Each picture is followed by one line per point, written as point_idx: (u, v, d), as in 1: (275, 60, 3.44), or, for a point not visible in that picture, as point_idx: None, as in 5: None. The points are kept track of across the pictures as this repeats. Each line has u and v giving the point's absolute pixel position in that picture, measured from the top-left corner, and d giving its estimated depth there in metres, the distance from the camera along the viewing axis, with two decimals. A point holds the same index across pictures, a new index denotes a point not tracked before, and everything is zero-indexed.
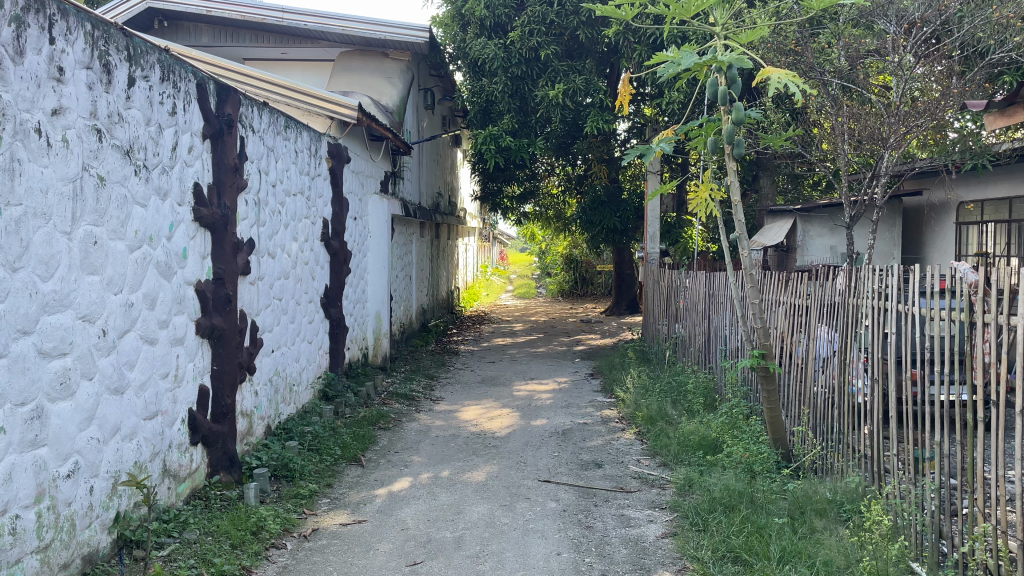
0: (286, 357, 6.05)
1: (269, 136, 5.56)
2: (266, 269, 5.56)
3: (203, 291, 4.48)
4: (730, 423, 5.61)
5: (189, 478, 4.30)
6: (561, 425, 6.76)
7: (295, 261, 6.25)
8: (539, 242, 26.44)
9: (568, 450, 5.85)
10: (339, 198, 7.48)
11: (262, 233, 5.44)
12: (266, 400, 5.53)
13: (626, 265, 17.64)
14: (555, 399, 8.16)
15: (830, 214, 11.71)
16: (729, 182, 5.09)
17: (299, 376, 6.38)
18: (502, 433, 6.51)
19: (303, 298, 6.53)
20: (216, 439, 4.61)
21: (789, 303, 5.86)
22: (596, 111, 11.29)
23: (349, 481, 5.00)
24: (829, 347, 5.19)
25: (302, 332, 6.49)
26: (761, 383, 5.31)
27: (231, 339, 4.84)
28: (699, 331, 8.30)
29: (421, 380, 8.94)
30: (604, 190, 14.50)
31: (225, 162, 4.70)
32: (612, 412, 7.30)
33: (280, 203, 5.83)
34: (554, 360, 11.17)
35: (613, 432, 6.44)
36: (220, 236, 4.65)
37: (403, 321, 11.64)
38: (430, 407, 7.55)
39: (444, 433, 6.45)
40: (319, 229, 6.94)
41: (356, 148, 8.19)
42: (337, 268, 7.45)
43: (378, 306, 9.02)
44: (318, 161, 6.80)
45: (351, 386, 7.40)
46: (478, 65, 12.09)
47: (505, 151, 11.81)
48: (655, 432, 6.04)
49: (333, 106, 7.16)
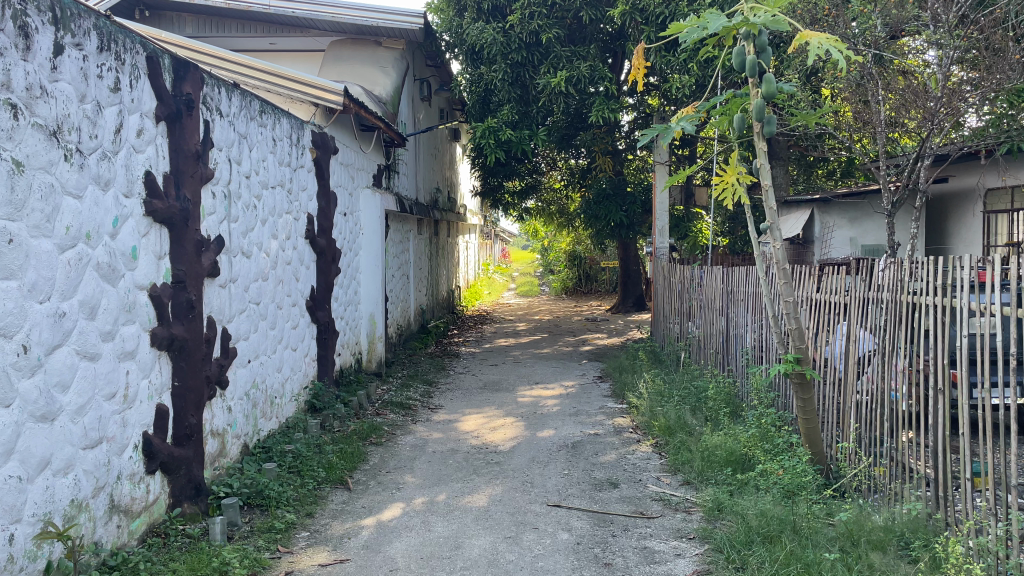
0: (266, 368, 5.47)
1: (241, 122, 4.97)
2: (240, 270, 4.98)
3: (160, 297, 3.89)
4: (762, 436, 5.03)
5: (144, 513, 3.73)
6: (570, 437, 6.17)
7: (275, 261, 5.66)
8: (541, 238, 25.86)
9: (579, 467, 5.26)
10: (326, 192, 6.89)
11: (234, 230, 4.85)
12: (241, 416, 4.95)
13: (632, 261, 16.98)
14: (563, 406, 7.56)
15: (850, 203, 11.14)
16: (758, 164, 4.48)
17: (282, 387, 5.80)
18: (506, 446, 5.91)
19: (286, 301, 5.95)
20: (178, 465, 4.02)
21: (826, 298, 5.24)
22: (601, 99, 10.59)
23: (332, 509, 4.42)
24: (875, 349, 4.57)
25: (285, 338, 5.91)
26: (795, 392, 4.72)
27: (197, 351, 4.26)
28: (717, 330, 7.69)
29: (418, 387, 8.35)
30: (608, 183, 13.89)
31: (185, 149, 4.11)
32: (625, 420, 6.72)
33: (255, 196, 5.24)
34: (560, 362, 10.58)
35: (627, 444, 5.86)
36: (180, 234, 4.06)
37: (401, 323, 11.06)
38: (427, 417, 6.97)
39: (442, 448, 5.85)
40: (303, 225, 6.35)
41: (344, 137, 7.58)
42: (325, 268, 6.86)
43: (371, 307, 8.45)
44: (300, 150, 6.21)
45: (341, 396, 6.81)
46: (477, 52, 11.52)
47: (505, 144, 11.22)
48: (676, 446, 5.45)
49: (315, 91, 6.52)
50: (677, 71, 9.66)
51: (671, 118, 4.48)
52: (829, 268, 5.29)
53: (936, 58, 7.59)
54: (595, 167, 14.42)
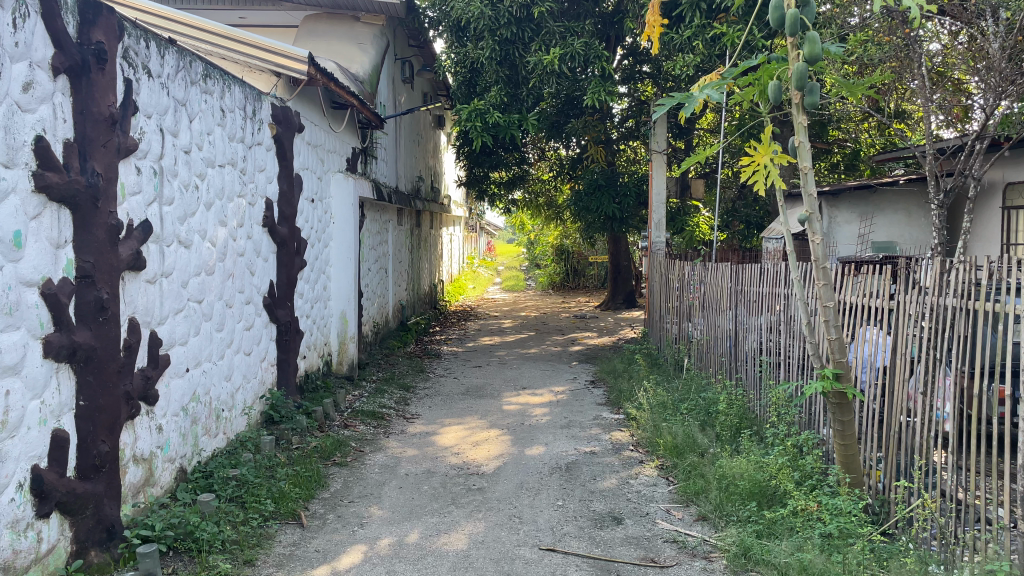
0: (211, 377, 4.68)
1: (177, 86, 4.17)
2: (175, 262, 4.18)
3: (57, 295, 3.08)
4: (790, 464, 4.30)
5: (35, 568, 2.94)
6: (562, 456, 5.40)
7: (224, 251, 4.86)
8: (528, 231, 25.06)
9: (575, 496, 4.50)
10: (289, 174, 6.09)
11: (167, 215, 4.05)
12: (175, 436, 4.16)
13: (623, 255, 16.21)
14: (553, 416, 6.79)
15: (860, 197, 10.44)
16: (797, 142, 3.71)
17: (232, 398, 5.01)
18: (490, 467, 5.14)
19: (237, 299, 5.15)
20: (82, 504, 3.23)
21: (863, 303, 4.51)
22: (596, 82, 9.75)
23: (278, 555, 3.65)
24: (930, 364, 3.86)
25: (236, 341, 5.12)
26: (832, 413, 4.01)
27: (111, 362, 3.47)
28: (724, 333, 6.95)
29: (393, 394, 7.57)
30: (600, 174, 12.99)
31: (95, 112, 3.30)
32: (623, 435, 5.99)
33: (197, 175, 4.44)
34: (548, 364, 9.83)
35: (629, 466, 5.11)
36: (87, 217, 3.26)
37: (377, 320, 10.27)
38: (401, 430, 6.20)
39: (417, 469, 5.07)
40: (260, 211, 5.55)
41: (311, 114, 6.74)
42: (287, 260, 6.06)
43: (343, 304, 7.66)
44: (257, 126, 5.41)
45: (304, 406, 6.02)
46: (462, 29, 10.79)
47: (492, 128, 10.41)
48: (687, 472, 4.72)
49: (276, 57, 5.68)
50: (679, 49, 8.75)
51: (692, 85, 3.73)
52: (867, 268, 4.57)
53: (993, 28, 7.48)
54: (586, 157, 13.58)
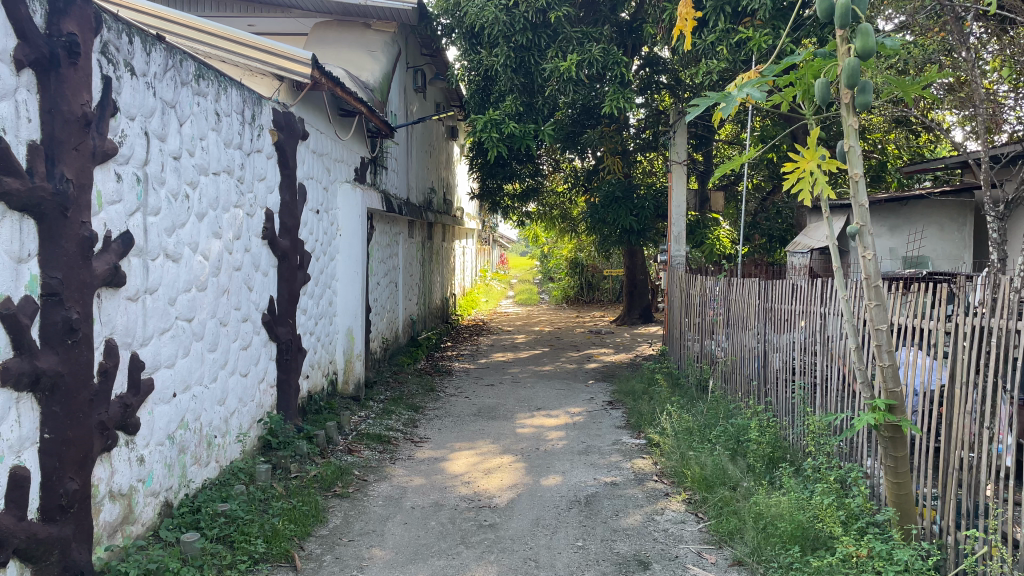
0: (202, 401, 4.33)
1: (166, 87, 3.85)
2: (161, 277, 3.83)
3: (17, 315, 2.73)
4: (835, 503, 3.90)
5: None
6: (581, 487, 5.01)
7: (218, 266, 4.51)
8: (542, 243, 24.69)
9: (596, 535, 4.12)
10: (291, 183, 5.75)
11: (152, 226, 3.71)
12: (158, 467, 3.81)
13: (639, 269, 15.82)
14: (570, 441, 6.40)
15: (890, 210, 9.95)
16: (847, 147, 3.34)
17: (226, 423, 4.66)
18: (502, 499, 4.76)
19: (233, 316, 4.80)
20: (44, 551, 2.87)
21: (915, 324, 4.10)
22: (615, 89, 9.34)
23: None
24: (994, 395, 3.45)
25: (231, 363, 4.76)
26: (884, 448, 3.63)
27: (81, 390, 3.12)
28: (752, 353, 6.54)
29: (402, 415, 7.21)
30: (617, 185, 12.61)
31: (66, 111, 2.97)
32: (645, 462, 5.60)
33: (188, 183, 4.11)
34: (564, 383, 9.43)
35: (653, 499, 4.71)
36: (54, 228, 2.92)
37: (386, 336, 9.92)
38: (409, 455, 5.84)
39: (424, 502, 4.69)
40: (259, 222, 5.21)
41: (316, 120, 6.41)
42: (288, 274, 5.72)
43: (350, 321, 7.32)
44: (256, 133, 5.08)
45: (305, 430, 5.67)
46: (476, 36, 10.42)
47: (507, 138, 10.11)
48: (719, 509, 4.32)
49: (278, 60, 5.33)
50: (703, 55, 8.37)
51: (730, 84, 3.38)
52: (918, 286, 4.16)
53: None
54: (603, 168, 13.21)
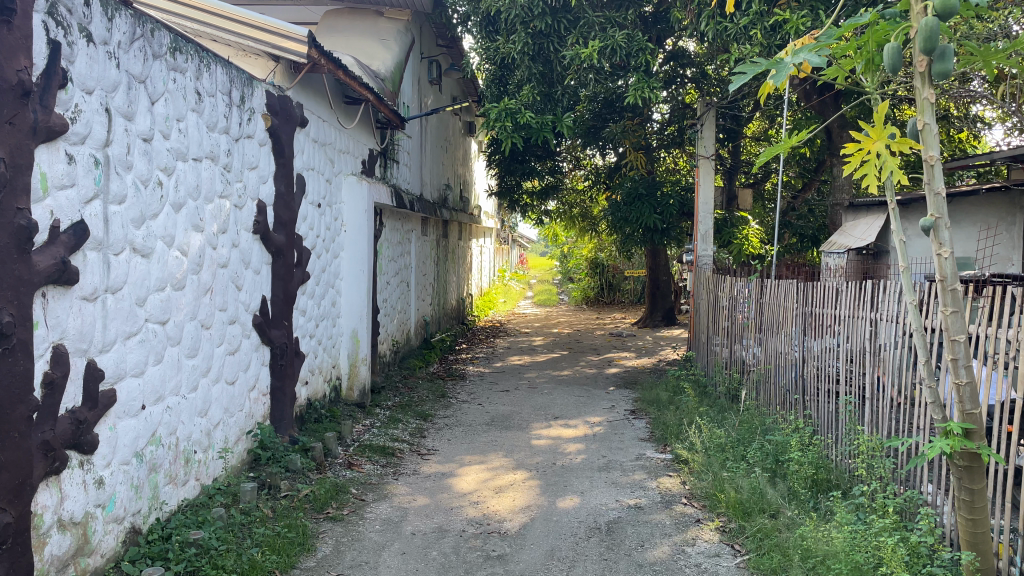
0: (178, 414, 3.88)
1: (133, 59, 3.40)
2: (126, 273, 3.38)
3: None
4: (897, 541, 3.38)
5: None
6: (601, 510, 4.51)
7: (198, 262, 4.06)
8: (561, 243, 24.17)
9: (619, 571, 3.61)
10: (288, 173, 5.29)
11: (115, 216, 3.26)
12: (123, 488, 3.36)
13: (662, 270, 15.25)
14: (590, 455, 5.90)
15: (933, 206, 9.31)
16: (921, 125, 2.81)
17: (209, 437, 4.20)
18: (514, 524, 4.27)
19: (218, 318, 4.35)
20: None
21: (990, 333, 3.55)
22: (639, 77, 8.75)
23: None
24: None
25: (215, 370, 4.31)
26: (958, 480, 3.10)
27: (17, 406, 2.68)
28: (789, 361, 6.00)
29: (409, 423, 6.74)
30: (640, 182, 12.06)
31: None
32: (671, 481, 5.10)
33: (160, 168, 3.65)
34: (583, 389, 8.92)
35: (683, 527, 4.20)
36: None
37: (397, 338, 9.46)
38: (413, 470, 5.36)
39: (426, 526, 4.21)
40: (250, 214, 4.76)
41: (317, 106, 5.95)
42: (284, 272, 5.26)
43: (355, 322, 6.86)
44: (245, 116, 4.62)
45: (302, 442, 5.22)
46: (493, 23, 10.04)
47: (523, 128, 9.63)
48: (760, 541, 3.82)
49: (272, 37, 4.90)
50: (733, 40, 7.87)
51: (782, 50, 2.88)
52: (992, 290, 3.62)
53: None
54: (625, 165, 12.68)
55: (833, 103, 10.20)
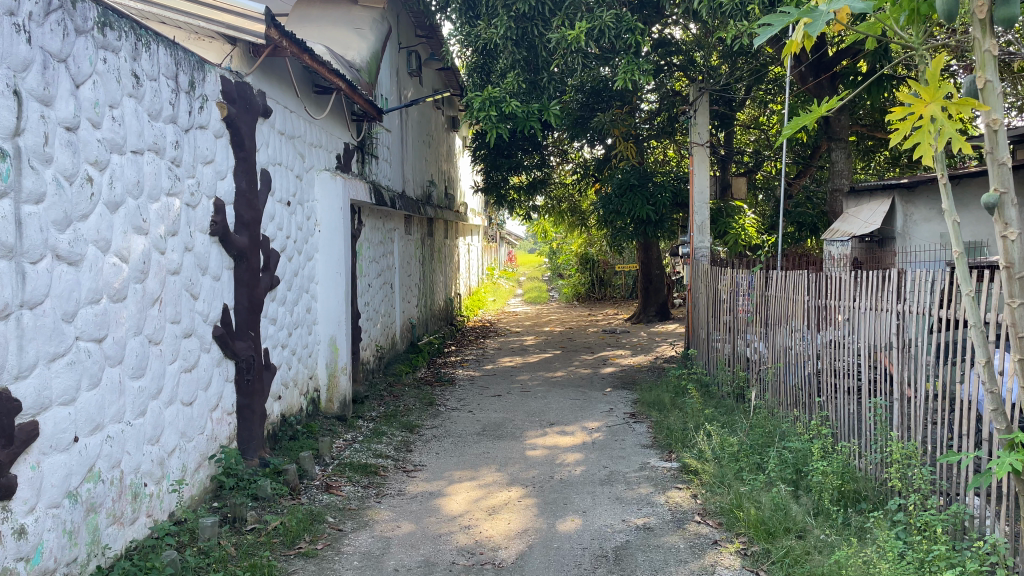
0: (122, 443, 3.39)
1: (49, 34, 2.90)
2: (48, 284, 2.88)
3: None
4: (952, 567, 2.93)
5: None
6: (606, 532, 4.05)
7: (142, 269, 3.57)
8: (550, 239, 23.74)
9: None
10: (249, 167, 4.79)
11: (29, 216, 2.76)
12: (53, 536, 2.87)
13: (654, 264, 14.80)
14: (589, 466, 5.43)
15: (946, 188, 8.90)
16: (981, 85, 2.33)
17: (162, 467, 3.71)
18: (509, 553, 3.80)
19: (169, 332, 3.86)
20: None
21: None
22: (629, 59, 8.27)
23: None
24: None
25: (168, 390, 3.82)
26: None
27: None
28: (800, 358, 5.55)
29: (394, 436, 6.26)
30: (630, 173, 11.59)
31: None
32: (680, 495, 4.64)
33: (89, 160, 3.16)
34: (578, 391, 8.46)
35: (700, 552, 3.74)
36: None
37: (381, 343, 8.97)
38: (398, 490, 4.88)
39: (411, 559, 3.73)
40: (205, 214, 4.26)
41: (280, 94, 5.44)
42: (247, 276, 4.76)
43: (331, 328, 6.36)
44: (195, 103, 4.12)
45: (272, 464, 4.73)
46: (473, 8, 9.52)
47: (509, 118, 9.16)
48: (789, 568, 3.37)
49: (225, 16, 4.40)
50: (729, 17, 7.41)
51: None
52: None
53: None
54: (614, 156, 12.21)
55: (829, 85, 9.75)
